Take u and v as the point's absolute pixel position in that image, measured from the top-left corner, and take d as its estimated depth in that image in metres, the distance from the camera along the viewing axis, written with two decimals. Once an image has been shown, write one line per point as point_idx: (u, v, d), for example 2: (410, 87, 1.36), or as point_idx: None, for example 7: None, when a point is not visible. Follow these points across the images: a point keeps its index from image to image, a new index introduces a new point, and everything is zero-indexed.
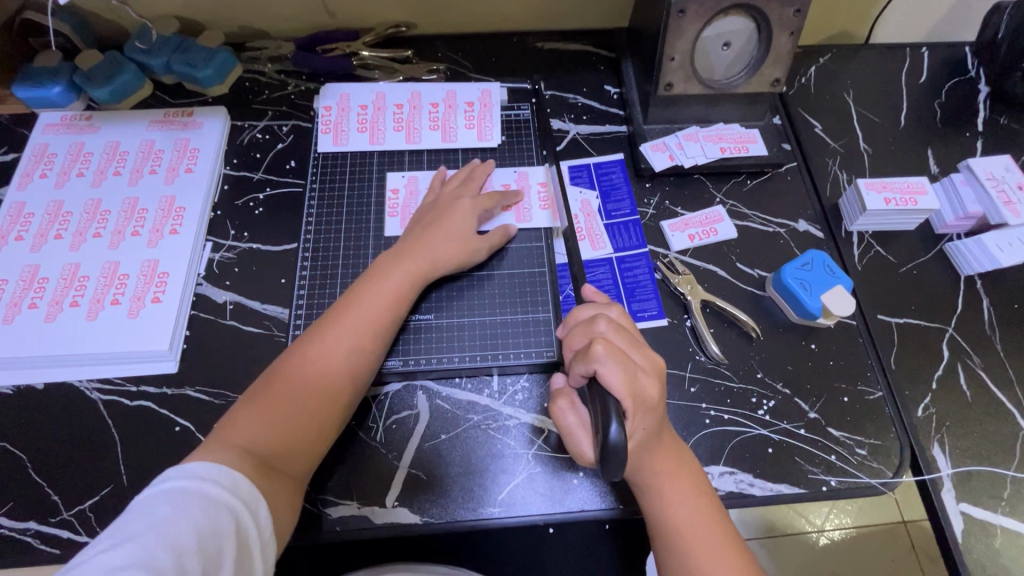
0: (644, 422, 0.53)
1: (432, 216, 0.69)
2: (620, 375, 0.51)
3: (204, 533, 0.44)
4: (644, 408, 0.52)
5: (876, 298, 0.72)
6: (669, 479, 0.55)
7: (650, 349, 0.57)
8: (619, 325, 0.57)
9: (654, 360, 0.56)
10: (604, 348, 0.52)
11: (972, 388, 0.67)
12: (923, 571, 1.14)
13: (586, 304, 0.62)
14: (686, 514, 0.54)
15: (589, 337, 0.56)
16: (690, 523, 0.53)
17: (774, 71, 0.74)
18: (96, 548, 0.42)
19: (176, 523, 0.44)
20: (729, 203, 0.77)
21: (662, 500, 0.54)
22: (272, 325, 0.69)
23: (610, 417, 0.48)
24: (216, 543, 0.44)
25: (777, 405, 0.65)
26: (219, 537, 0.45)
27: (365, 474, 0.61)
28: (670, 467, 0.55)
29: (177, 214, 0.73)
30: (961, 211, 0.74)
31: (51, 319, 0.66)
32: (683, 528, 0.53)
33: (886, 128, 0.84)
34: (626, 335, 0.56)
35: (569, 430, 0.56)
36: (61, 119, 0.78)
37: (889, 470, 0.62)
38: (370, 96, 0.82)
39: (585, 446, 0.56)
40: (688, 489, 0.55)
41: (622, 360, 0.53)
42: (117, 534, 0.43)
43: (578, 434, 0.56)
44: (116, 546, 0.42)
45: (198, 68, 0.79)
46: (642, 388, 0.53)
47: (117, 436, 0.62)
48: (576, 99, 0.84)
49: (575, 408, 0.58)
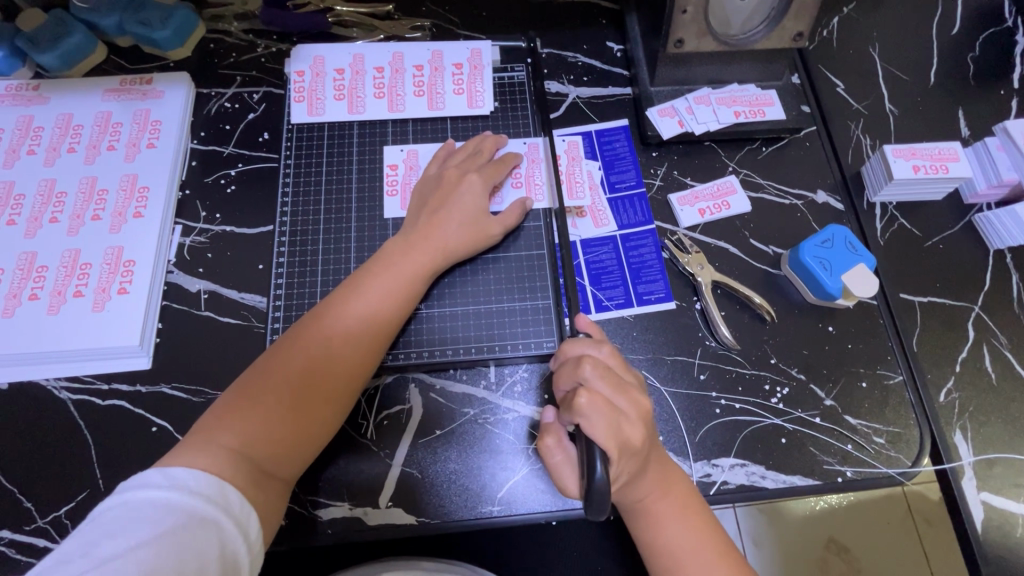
0: (628, 469, 0.49)
1: (438, 196, 0.63)
2: (604, 430, 0.48)
3: (188, 558, 0.40)
4: (628, 456, 0.49)
5: (898, 276, 0.67)
6: (659, 499, 0.52)
7: (637, 392, 0.52)
8: (606, 369, 0.52)
9: (640, 405, 0.51)
10: (587, 400, 0.48)
11: (998, 370, 0.63)
12: (919, 535, 1.09)
13: (577, 335, 0.56)
14: (680, 531, 0.51)
15: (575, 382, 0.51)
16: (682, 541, 0.51)
17: (797, 24, 0.66)
18: (64, 568, 0.38)
19: (156, 547, 0.39)
20: (742, 172, 0.71)
21: (651, 520, 0.52)
22: (250, 315, 0.64)
23: (593, 455, 0.45)
24: (201, 569, 0.40)
25: (791, 392, 0.61)
26: (204, 563, 0.40)
27: (357, 473, 0.58)
28: (659, 486, 0.52)
29: (141, 195, 0.67)
30: (994, 179, 0.68)
31: (9, 314, 0.61)
32: (675, 546, 0.51)
33: (914, 86, 0.77)
34: (612, 378, 0.51)
35: (555, 468, 0.53)
36: (5, 89, 0.71)
37: (908, 459, 0.59)
38: (348, 58, 0.74)
39: (571, 484, 0.52)
40: (681, 506, 0.52)
41: (607, 411, 0.48)
42: (89, 556, 0.38)
43: (563, 473, 0.53)
44: (86, 570, 0.37)
45: (155, 29, 0.71)
46: (627, 439, 0.49)
47: (90, 438, 0.59)
48: (576, 58, 0.77)
49: (562, 444, 0.53)
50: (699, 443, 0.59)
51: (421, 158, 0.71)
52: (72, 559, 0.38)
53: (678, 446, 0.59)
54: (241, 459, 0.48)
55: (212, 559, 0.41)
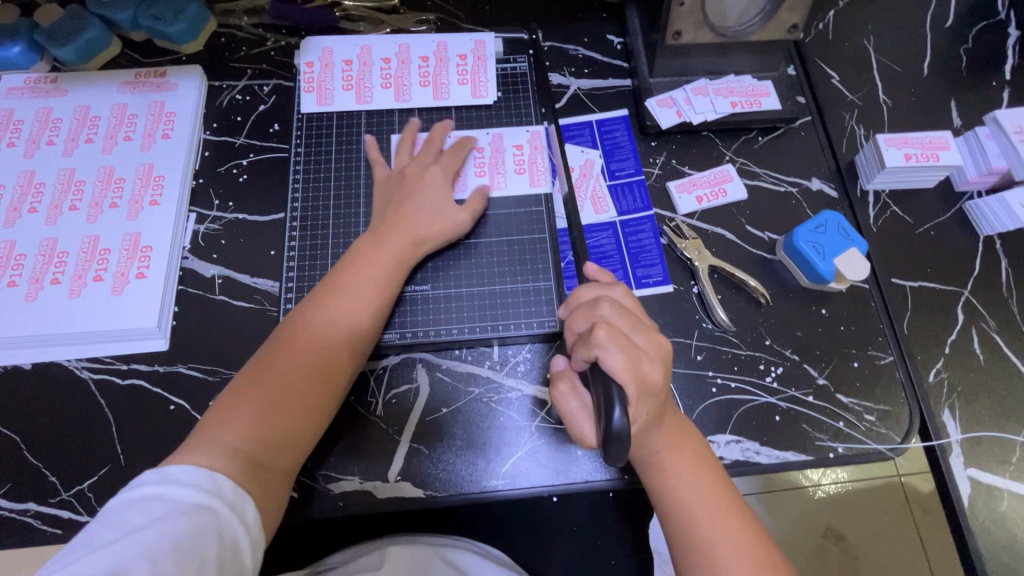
0: (646, 408, 0.50)
1: (402, 191, 0.66)
2: (622, 362, 0.48)
3: (183, 540, 0.42)
4: (647, 396, 0.50)
5: (890, 260, 0.69)
6: (673, 453, 0.53)
7: (653, 332, 0.53)
8: (622, 307, 0.53)
9: (659, 344, 0.53)
10: (606, 333, 0.49)
11: (986, 351, 0.65)
12: (915, 523, 1.11)
13: (589, 282, 0.58)
14: (691, 485, 0.53)
15: (591, 321, 0.53)
16: (694, 495, 0.52)
17: (791, 15, 0.68)
18: (68, 558, 0.40)
19: (153, 531, 0.41)
20: (739, 161, 0.73)
21: (664, 474, 0.53)
22: (263, 299, 0.66)
23: (612, 398, 0.45)
24: (197, 550, 0.42)
25: (785, 371, 0.64)
26: (201, 543, 0.42)
27: (366, 449, 0.60)
28: (671, 443, 0.54)
29: (156, 183, 0.69)
30: (984, 167, 0.70)
31: (32, 298, 0.63)
32: (687, 500, 0.52)
33: (907, 77, 0.79)
34: (629, 318, 0.53)
35: (572, 415, 0.53)
36: (24, 82, 0.73)
37: (898, 435, 0.62)
38: (355, 50, 0.76)
39: (587, 431, 0.53)
40: (691, 460, 0.54)
41: (626, 346, 0.49)
42: (90, 545, 0.41)
43: (577, 421, 0.53)
44: (90, 556, 0.40)
45: (167, 23, 0.74)
46: (645, 374, 0.50)
47: (110, 415, 0.61)
48: (577, 50, 0.79)
49: (577, 392, 0.54)
50: (696, 420, 0.61)
51: (420, 133, 0.73)
52: (76, 550, 0.41)
53: None
54: (237, 458, 0.50)
55: (209, 540, 0.43)
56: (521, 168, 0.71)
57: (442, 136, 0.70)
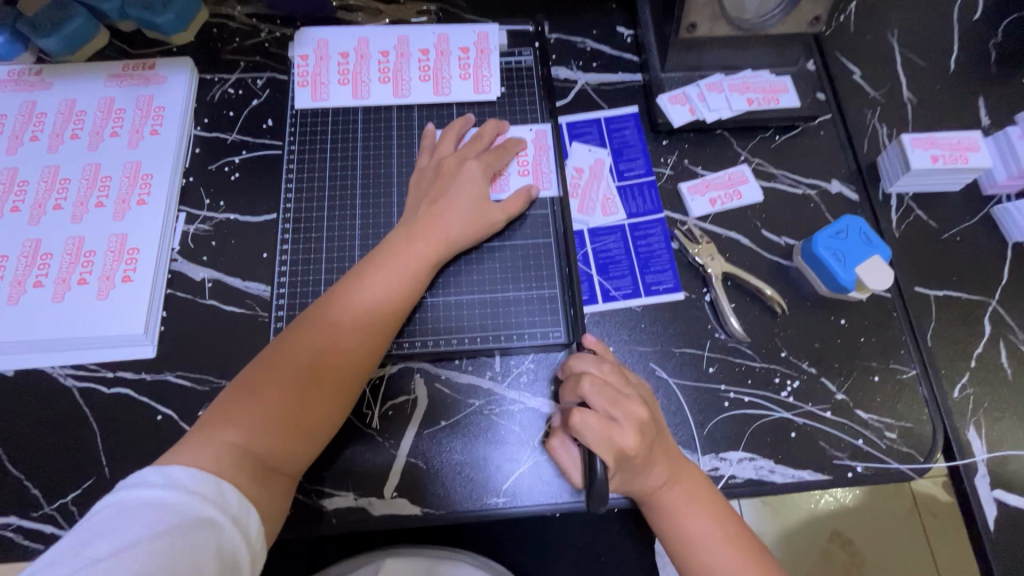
0: (625, 475, 0.49)
1: (437, 187, 0.63)
2: (600, 441, 0.48)
3: (182, 559, 0.38)
4: (625, 467, 0.48)
5: (915, 270, 0.65)
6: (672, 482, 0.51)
7: (635, 402, 0.51)
8: (603, 383, 0.52)
9: (637, 415, 0.50)
10: (581, 415, 0.49)
11: (1014, 365, 0.62)
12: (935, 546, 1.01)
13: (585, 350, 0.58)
14: (691, 516, 0.51)
15: (576, 395, 0.53)
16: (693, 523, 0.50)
17: (814, 8, 0.63)
18: (55, 569, 0.37)
19: (150, 547, 0.38)
20: (754, 161, 0.69)
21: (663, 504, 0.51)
22: (255, 304, 0.63)
23: (593, 462, 0.47)
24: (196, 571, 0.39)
25: (801, 385, 0.60)
26: (200, 563, 0.39)
27: (360, 466, 0.58)
28: (670, 471, 0.51)
29: (144, 182, 0.66)
30: (1015, 169, 0.66)
31: (14, 302, 0.61)
32: (689, 534, 0.50)
33: (933, 74, 0.74)
34: (608, 393, 0.51)
35: (564, 466, 0.56)
36: (7, 74, 0.70)
37: (920, 454, 0.58)
38: (352, 42, 0.72)
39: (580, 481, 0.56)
40: (689, 493, 0.51)
41: (600, 425, 0.49)
42: (80, 556, 0.38)
43: (571, 474, 0.56)
44: (79, 570, 0.37)
45: (157, 12, 0.70)
46: (621, 448, 0.48)
47: (96, 424, 0.59)
48: (585, 43, 0.75)
49: (567, 445, 0.57)
50: (707, 436, 0.59)
51: (471, 127, 0.69)
52: (64, 560, 0.38)
53: (686, 438, 0.58)
54: (244, 459, 0.47)
55: (207, 560, 0.40)
56: (525, 170, 0.67)
57: (494, 134, 0.67)
